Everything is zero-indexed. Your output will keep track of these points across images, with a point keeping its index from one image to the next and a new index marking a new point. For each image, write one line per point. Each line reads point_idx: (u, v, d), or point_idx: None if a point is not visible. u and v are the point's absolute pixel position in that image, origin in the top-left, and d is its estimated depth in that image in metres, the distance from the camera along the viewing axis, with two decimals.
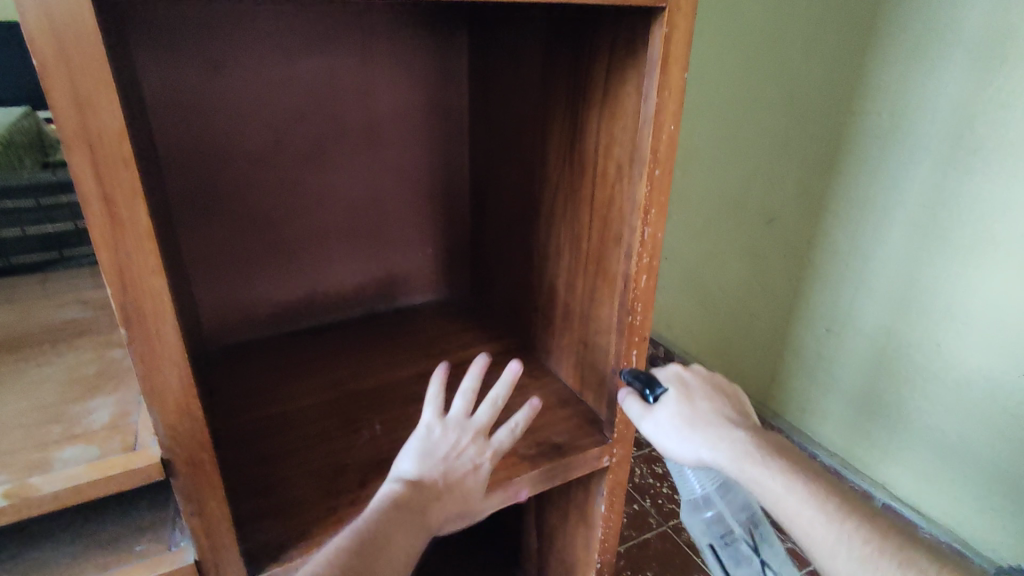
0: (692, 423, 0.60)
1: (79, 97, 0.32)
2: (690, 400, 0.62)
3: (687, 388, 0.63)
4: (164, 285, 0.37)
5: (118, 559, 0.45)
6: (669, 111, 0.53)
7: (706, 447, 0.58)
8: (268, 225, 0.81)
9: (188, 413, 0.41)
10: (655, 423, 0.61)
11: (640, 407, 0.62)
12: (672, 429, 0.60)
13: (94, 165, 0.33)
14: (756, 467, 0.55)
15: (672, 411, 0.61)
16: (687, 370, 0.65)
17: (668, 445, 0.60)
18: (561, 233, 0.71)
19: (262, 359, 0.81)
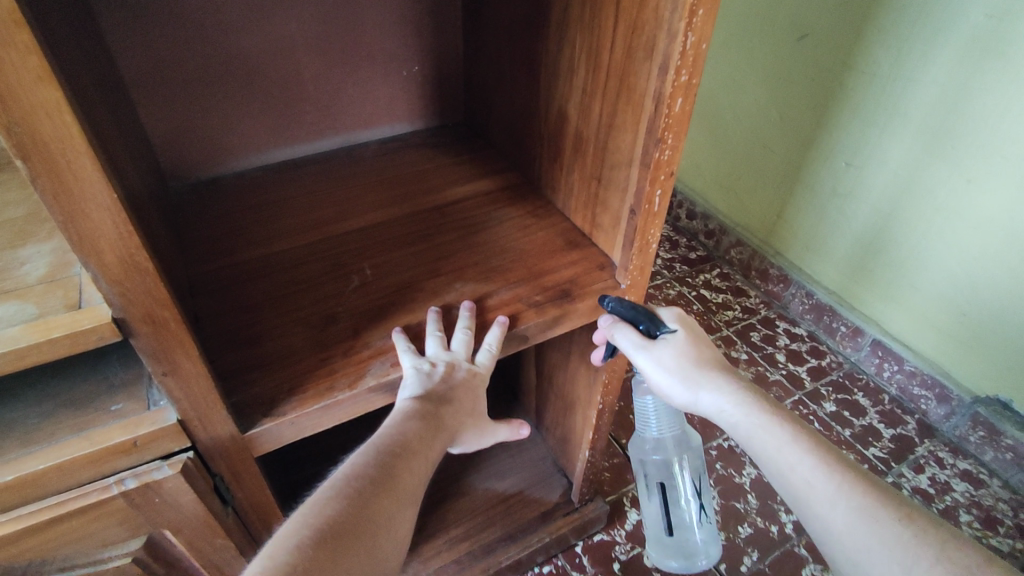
0: (694, 364, 0.59)
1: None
2: (692, 340, 0.61)
3: (690, 330, 0.62)
4: (61, 100, 0.28)
5: (93, 419, 0.41)
6: None
7: (706, 390, 0.58)
8: (218, 34, 0.66)
9: (134, 266, 0.34)
10: (655, 358, 0.59)
11: (641, 339, 0.60)
12: (673, 367, 0.59)
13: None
14: (760, 415, 0.56)
15: (675, 348, 0.60)
16: (686, 311, 0.64)
17: (665, 379, 0.59)
18: (576, 43, 0.58)
19: (234, 196, 0.72)
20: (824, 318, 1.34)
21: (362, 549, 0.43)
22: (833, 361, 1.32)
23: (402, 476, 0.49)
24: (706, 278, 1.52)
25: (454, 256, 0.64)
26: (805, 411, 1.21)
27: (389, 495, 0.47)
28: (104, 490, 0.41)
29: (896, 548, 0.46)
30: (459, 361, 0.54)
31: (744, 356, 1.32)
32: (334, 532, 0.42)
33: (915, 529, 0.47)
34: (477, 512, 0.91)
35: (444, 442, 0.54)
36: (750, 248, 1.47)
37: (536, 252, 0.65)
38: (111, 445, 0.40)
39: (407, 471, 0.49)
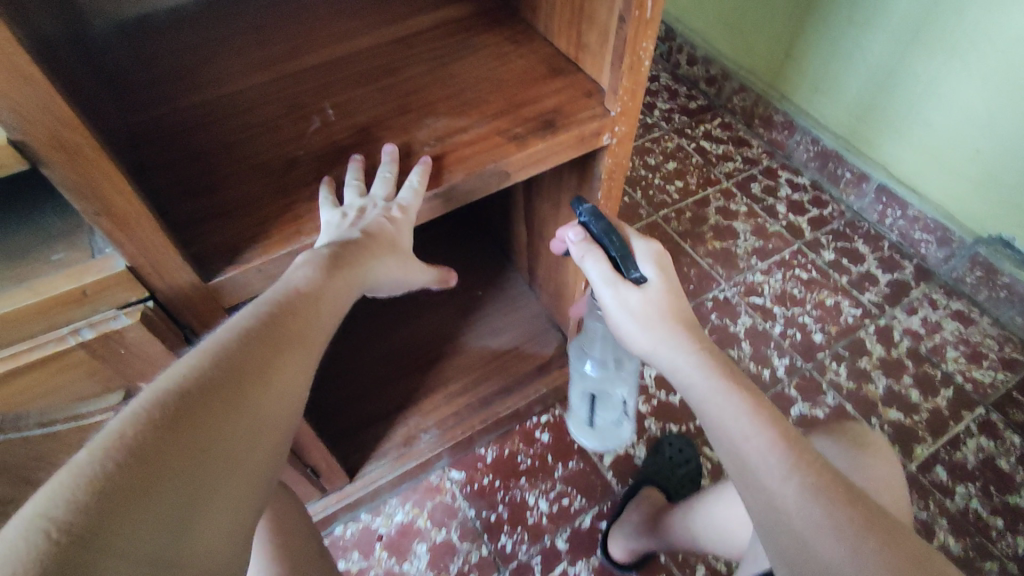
0: (660, 314, 0.54)
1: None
2: (667, 290, 0.55)
3: (666, 278, 0.56)
4: None
5: (33, 270, 0.38)
6: None
7: (664, 345, 0.53)
8: None
9: (19, 72, 0.28)
10: (620, 297, 0.55)
11: (614, 274, 0.55)
12: (637, 313, 0.54)
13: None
14: (719, 381, 0.50)
15: (646, 296, 0.54)
16: (665, 253, 0.58)
17: (625, 322, 0.55)
18: None
19: (170, 36, 0.63)
20: (829, 165, 1.28)
21: (246, 421, 0.36)
22: (834, 210, 1.28)
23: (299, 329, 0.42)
24: (706, 129, 1.43)
25: (424, 90, 0.57)
26: (803, 261, 1.20)
27: (296, 345, 0.42)
28: (60, 342, 0.39)
29: (828, 527, 0.41)
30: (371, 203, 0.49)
31: (743, 209, 1.28)
32: (225, 379, 0.36)
33: (863, 523, 0.42)
34: (473, 367, 0.92)
35: (358, 288, 0.47)
36: (754, 93, 1.37)
37: (516, 81, 0.58)
38: (57, 295, 0.37)
39: (302, 323, 0.43)
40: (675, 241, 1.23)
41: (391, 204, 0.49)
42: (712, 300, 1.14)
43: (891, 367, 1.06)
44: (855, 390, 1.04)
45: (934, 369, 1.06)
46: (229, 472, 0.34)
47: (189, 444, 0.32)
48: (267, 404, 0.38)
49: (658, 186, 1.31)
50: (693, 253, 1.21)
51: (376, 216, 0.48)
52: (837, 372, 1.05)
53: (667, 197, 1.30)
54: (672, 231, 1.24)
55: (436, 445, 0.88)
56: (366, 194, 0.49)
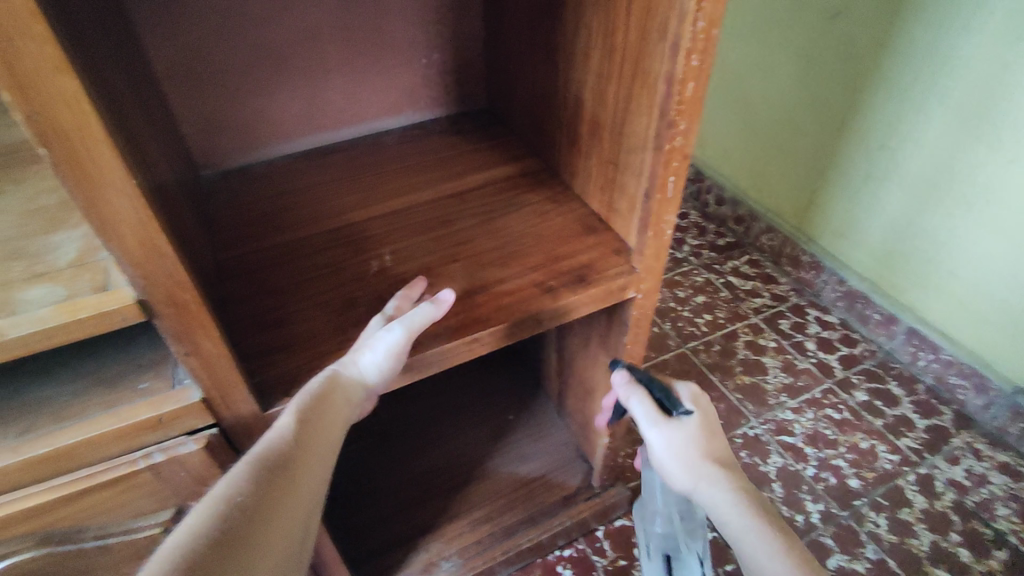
0: (702, 452, 0.57)
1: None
2: (707, 429, 0.60)
3: (705, 413, 0.61)
4: (75, 87, 0.28)
5: (123, 397, 0.43)
6: None
7: (705, 482, 0.56)
8: (246, 26, 0.68)
9: (156, 252, 0.35)
10: (666, 437, 0.58)
11: (659, 415, 0.60)
12: (682, 454, 0.57)
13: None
14: (763, 527, 0.52)
15: (688, 434, 0.58)
16: (703, 396, 0.63)
17: (669, 460, 0.57)
18: (592, 24, 0.58)
19: (258, 185, 0.74)
20: (857, 305, 1.31)
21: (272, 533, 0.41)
22: (865, 350, 1.28)
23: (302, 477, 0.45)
24: (734, 265, 1.49)
25: (471, 241, 0.65)
26: (835, 401, 1.19)
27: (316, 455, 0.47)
28: (131, 464, 0.43)
29: None
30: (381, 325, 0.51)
31: (772, 344, 1.30)
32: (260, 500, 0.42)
33: None
34: (499, 494, 0.92)
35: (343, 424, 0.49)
36: (780, 234, 1.44)
37: (554, 237, 0.65)
38: (137, 421, 0.42)
39: (325, 429, 0.47)
40: (704, 373, 1.24)
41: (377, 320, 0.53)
42: (741, 437, 1.13)
43: (934, 520, 1.01)
44: (896, 544, 0.98)
45: (982, 526, 1.00)
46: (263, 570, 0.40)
47: (247, 542, 0.39)
48: (293, 510, 0.44)
49: (687, 317, 1.36)
50: (722, 387, 1.22)
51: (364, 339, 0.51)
52: (876, 523, 1.01)
53: (696, 329, 1.34)
54: (702, 362, 1.26)
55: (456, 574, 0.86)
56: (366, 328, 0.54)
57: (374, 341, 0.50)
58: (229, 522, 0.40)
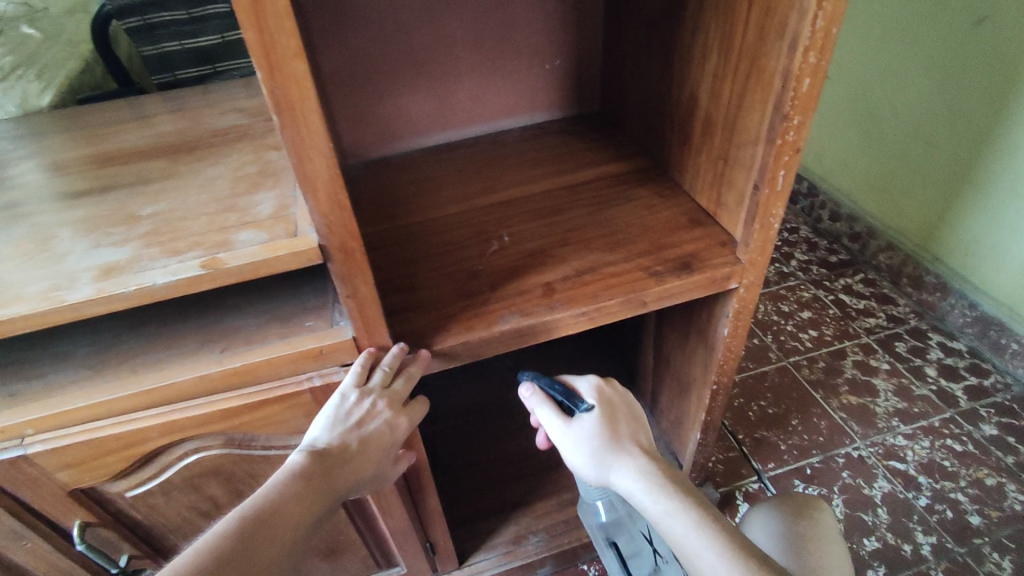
0: (607, 443, 0.63)
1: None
2: (609, 421, 0.64)
3: (607, 405, 0.66)
4: (304, 68, 0.37)
5: (293, 331, 0.53)
6: None
7: (613, 470, 0.62)
8: (397, 33, 0.79)
9: (338, 205, 0.44)
10: (572, 438, 0.63)
11: (562, 417, 0.64)
12: (590, 448, 0.62)
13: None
14: (666, 499, 0.58)
15: (591, 430, 0.63)
16: (606, 387, 0.68)
17: (580, 456, 0.63)
18: (712, 27, 0.61)
19: (394, 173, 0.84)
20: (990, 333, 1.21)
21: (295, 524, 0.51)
22: (998, 382, 1.18)
23: (337, 478, 0.54)
24: (847, 283, 1.43)
25: (581, 227, 0.70)
26: (956, 431, 1.11)
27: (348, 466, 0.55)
28: (298, 384, 0.53)
29: None
30: (356, 405, 0.53)
31: (885, 366, 1.24)
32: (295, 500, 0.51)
33: None
34: None
35: (370, 456, 0.56)
36: (903, 253, 1.37)
37: (660, 228, 0.69)
38: (305, 349, 0.51)
39: (361, 454, 0.55)
40: (806, 388, 1.21)
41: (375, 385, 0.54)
42: (844, 457, 1.08)
43: None
44: None
45: None
46: (287, 542, 0.50)
47: (265, 534, 0.49)
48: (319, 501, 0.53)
49: (791, 332, 1.32)
50: (826, 404, 1.17)
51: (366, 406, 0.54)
52: (998, 565, 0.93)
53: (800, 344, 1.30)
54: (804, 378, 1.22)
55: (543, 549, 0.91)
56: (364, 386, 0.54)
57: (377, 411, 0.55)
58: (256, 519, 0.49)
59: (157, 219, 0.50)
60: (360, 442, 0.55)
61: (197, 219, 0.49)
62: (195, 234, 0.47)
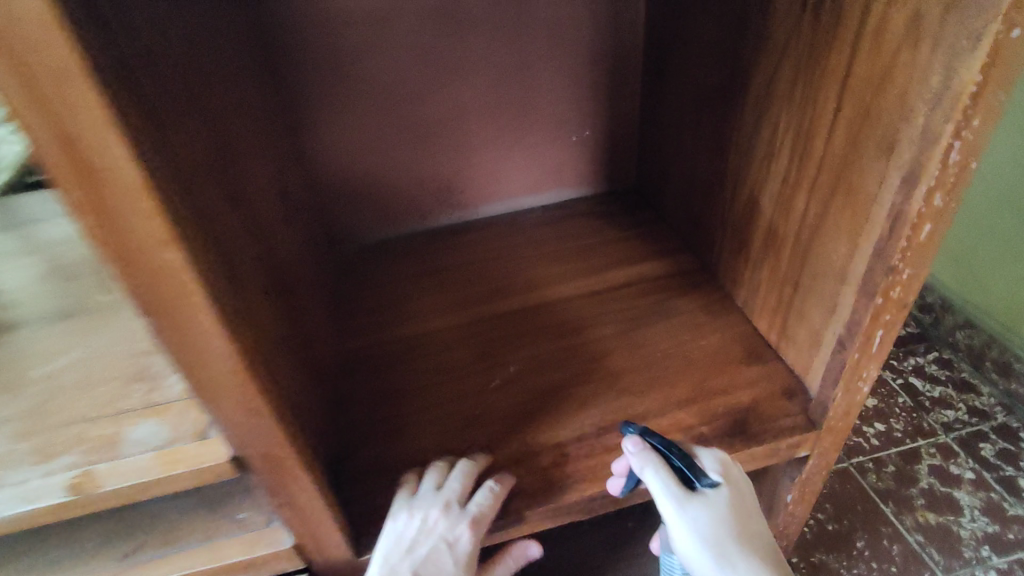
0: (736, 534, 0.43)
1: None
2: (735, 514, 0.44)
3: (738, 492, 0.45)
4: (183, 260, 0.25)
5: (219, 527, 0.40)
6: None
7: None
8: (395, 107, 0.66)
9: (254, 410, 0.31)
10: (687, 524, 0.43)
11: (678, 491, 0.43)
12: (710, 546, 0.43)
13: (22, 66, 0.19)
14: None
15: (716, 520, 0.43)
16: (736, 464, 0.46)
17: (693, 551, 0.43)
18: (781, 122, 0.47)
19: (391, 266, 0.71)
20: None
21: None
22: None
23: None
24: (916, 364, 1.15)
25: (608, 358, 0.56)
26: None
27: None
28: None
29: None
30: (408, 523, 0.44)
31: None
32: None
33: None
34: None
35: None
36: None
37: (706, 363, 0.54)
38: (229, 561, 0.39)
39: None
40: None
41: (435, 493, 0.45)
42: None
43: None
44: None
45: None
46: None
47: None
48: None
49: None
50: None
51: (420, 526, 0.44)
52: None
53: None
54: None
55: None
56: (421, 496, 0.45)
57: (433, 533, 0.43)
58: None
59: (41, 385, 0.38)
60: (414, 568, 0.42)
61: (93, 389, 0.37)
62: (81, 420, 0.35)
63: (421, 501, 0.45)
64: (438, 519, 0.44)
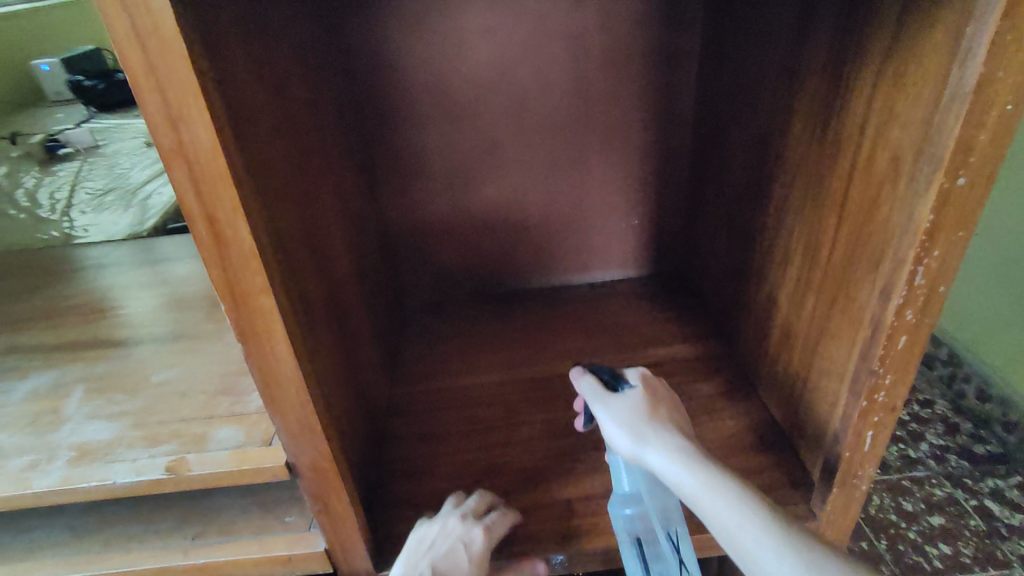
0: (650, 415, 0.46)
1: (163, 92, 0.27)
2: (652, 406, 0.47)
3: (652, 390, 0.49)
4: (273, 304, 0.34)
5: (271, 526, 0.48)
6: (1011, 84, 0.30)
7: (652, 453, 0.43)
8: (466, 188, 0.77)
9: (307, 426, 0.39)
10: (604, 411, 0.48)
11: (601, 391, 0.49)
12: (623, 420, 0.46)
13: (190, 170, 0.29)
14: (727, 495, 0.40)
15: (631, 406, 0.47)
16: (657, 378, 0.51)
17: (611, 428, 0.46)
18: (794, 231, 0.52)
19: (446, 324, 0.80)
20: None
21: None
22: None
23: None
24: (995, 486, 1.01)
25: None
26: None
27: None
28: None
29: None
30: (428, 529, 0.50)
31: None
32: None
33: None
34: None
35: None
36: None
37: (719, 445, 0.58)
38: (272, 554, 0.46)
39: None
40: None
41: (449, 511, 0.52)
42: None
43: None
44: None
45: None
46: None
47: None
48: None
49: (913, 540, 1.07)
50: None
51: (438, 532, 0.49)
52: None
53: None
54: None
55: None
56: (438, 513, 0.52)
57: (451, 533, 0.49)
58: None
59: (156, 391, 0.49)
60: (434, 561, 0.47)
61: (194, 398, 0.48)
62: (182, 420, 0.46)
63: (438, 516, 0.51)
64: (454, 525, 0.50)
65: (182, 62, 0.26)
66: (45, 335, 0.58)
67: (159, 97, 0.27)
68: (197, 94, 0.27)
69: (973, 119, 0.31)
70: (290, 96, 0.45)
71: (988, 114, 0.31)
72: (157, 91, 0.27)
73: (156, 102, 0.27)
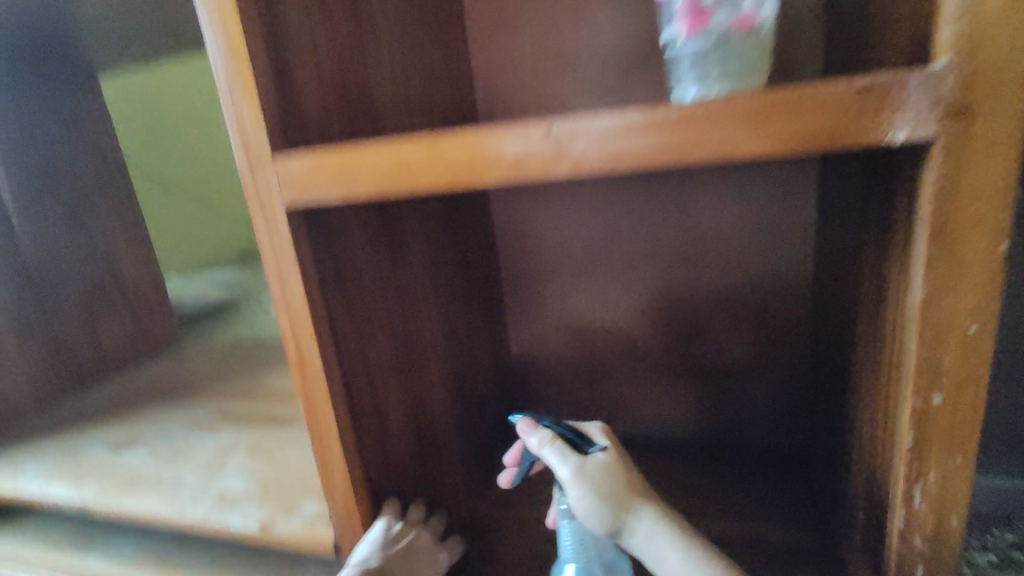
0: (630, 486, 0.46)
1: (279, 265, 0.44)
2: (618, 467, 0.46)
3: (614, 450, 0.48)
4: (330, 408, 0.48)
5: None
6: (958, 307, 0.31)
7: (653, 534, 0.43)
8: (579, 338, 0.82)
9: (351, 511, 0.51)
10: (579, 477, 0.45)
11: (573, 455, 0.46)
12: (604, 489, 0.45)
13: (287, 311, 0.46)
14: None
15: (603, 469, 0.45)
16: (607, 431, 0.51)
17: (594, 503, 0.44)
18: (860, 422, 0.49)
19: None
20: None
21: None
22: None
23: None
24: None
25: None
26: None
27: None
28: None
29: None
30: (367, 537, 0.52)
31: None
32: None
33: None
34: None
35: None
36: None
37: None
38: None
39: None
40: None
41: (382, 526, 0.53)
42: None
43: None
44: None
45: None
46: None
47: None
48: None
49: None
50: None
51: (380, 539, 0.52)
52: None
53: None
54: None
55: None
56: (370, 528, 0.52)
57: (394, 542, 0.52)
58: None
59: (284, 462, 0.64)
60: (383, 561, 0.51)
61: (303, 474, 0.61)
62: (288, 488, 0.59)
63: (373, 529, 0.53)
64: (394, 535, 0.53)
65: (287, 249, 0.44)
66: (246, 403, 0.80)
67: (276, 268, 0.45)
68: (296, 266, 0.44)
69: (924, 342, 0.32)
70: (404, 261, 0.58)
71: (940, 338, 0.32)
72: (275, 264, 0.44)
73: (274, 270, 0.45)
